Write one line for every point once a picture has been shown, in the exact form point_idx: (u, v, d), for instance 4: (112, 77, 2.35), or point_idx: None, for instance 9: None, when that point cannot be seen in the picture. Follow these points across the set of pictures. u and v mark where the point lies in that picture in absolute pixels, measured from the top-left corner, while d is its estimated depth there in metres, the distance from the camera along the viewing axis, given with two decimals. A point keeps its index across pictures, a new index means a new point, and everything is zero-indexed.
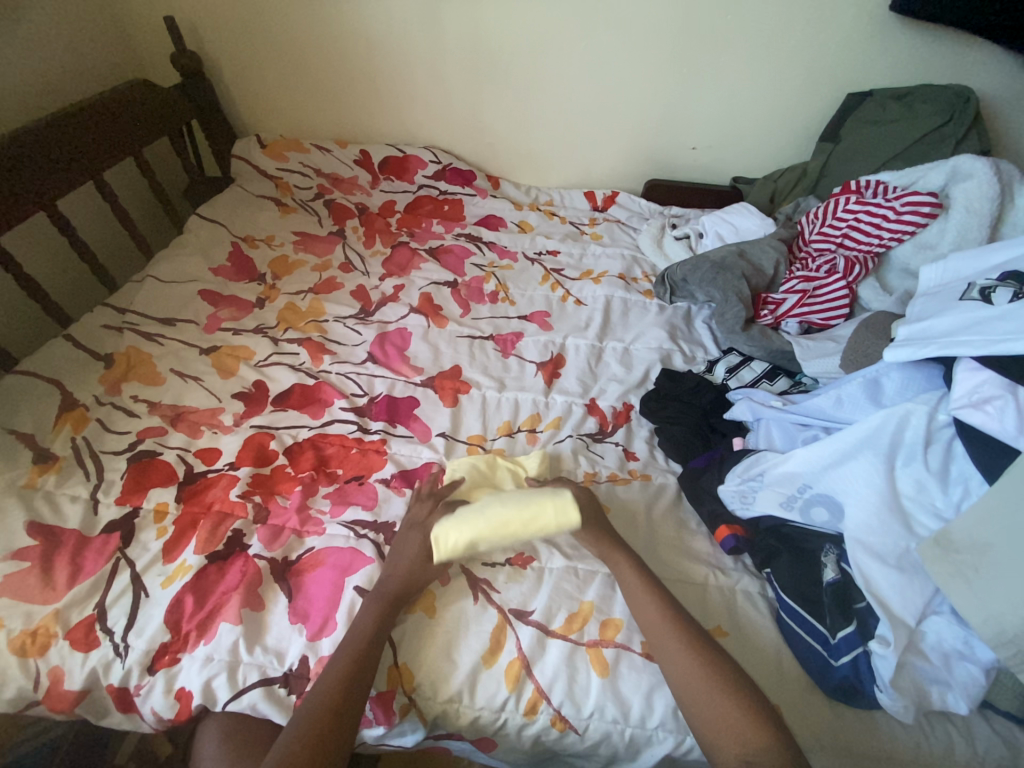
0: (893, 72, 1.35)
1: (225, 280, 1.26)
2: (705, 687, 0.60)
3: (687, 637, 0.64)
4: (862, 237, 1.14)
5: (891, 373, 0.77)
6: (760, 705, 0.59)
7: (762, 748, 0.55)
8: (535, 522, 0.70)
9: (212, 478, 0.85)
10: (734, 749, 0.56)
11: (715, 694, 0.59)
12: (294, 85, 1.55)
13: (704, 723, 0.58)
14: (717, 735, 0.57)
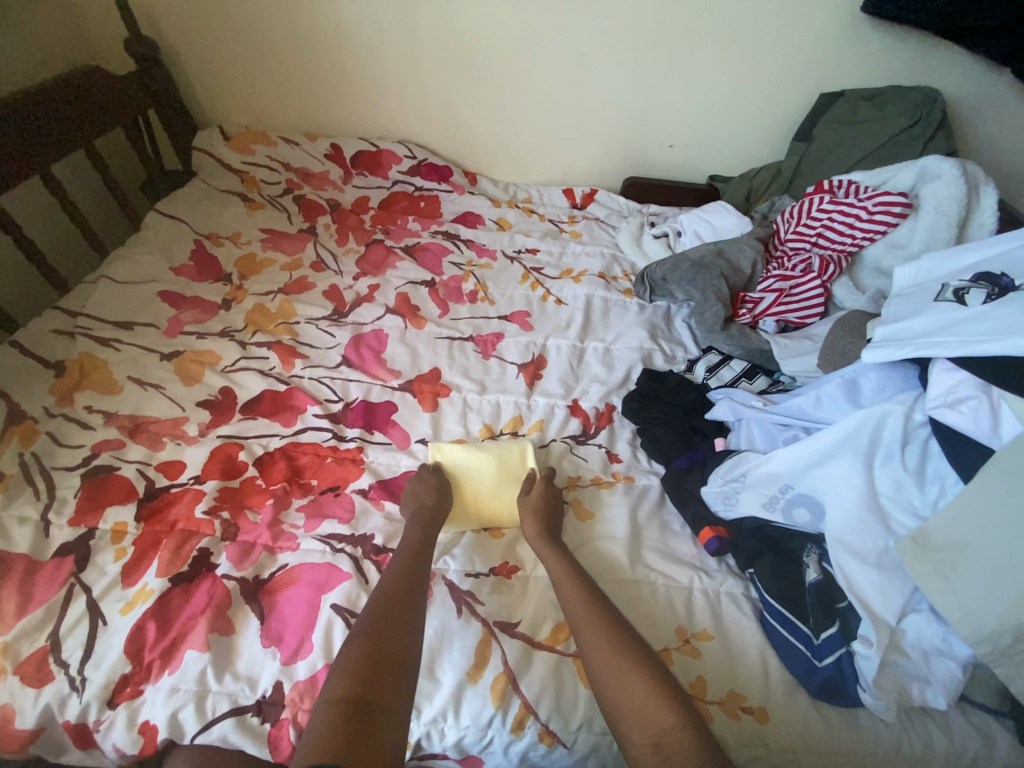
0: (864, 74, 1.37)
1: (187, 280, 1.19)
2: (614, 674, 0.59)
3: (609, 630, 0.62)
4: (836, 237, 1.16)
5: (869, 373, 0.78)
6: (670, 688, 0.58)
7: (668, 731, 0.54)
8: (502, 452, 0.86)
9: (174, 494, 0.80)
10: (642, 733, 0.55)
11: (623, 678, 0.58)
12: (259, 74, 1.47)
13: (613, 708, 0.57)
14: (627, 719, 0.56)
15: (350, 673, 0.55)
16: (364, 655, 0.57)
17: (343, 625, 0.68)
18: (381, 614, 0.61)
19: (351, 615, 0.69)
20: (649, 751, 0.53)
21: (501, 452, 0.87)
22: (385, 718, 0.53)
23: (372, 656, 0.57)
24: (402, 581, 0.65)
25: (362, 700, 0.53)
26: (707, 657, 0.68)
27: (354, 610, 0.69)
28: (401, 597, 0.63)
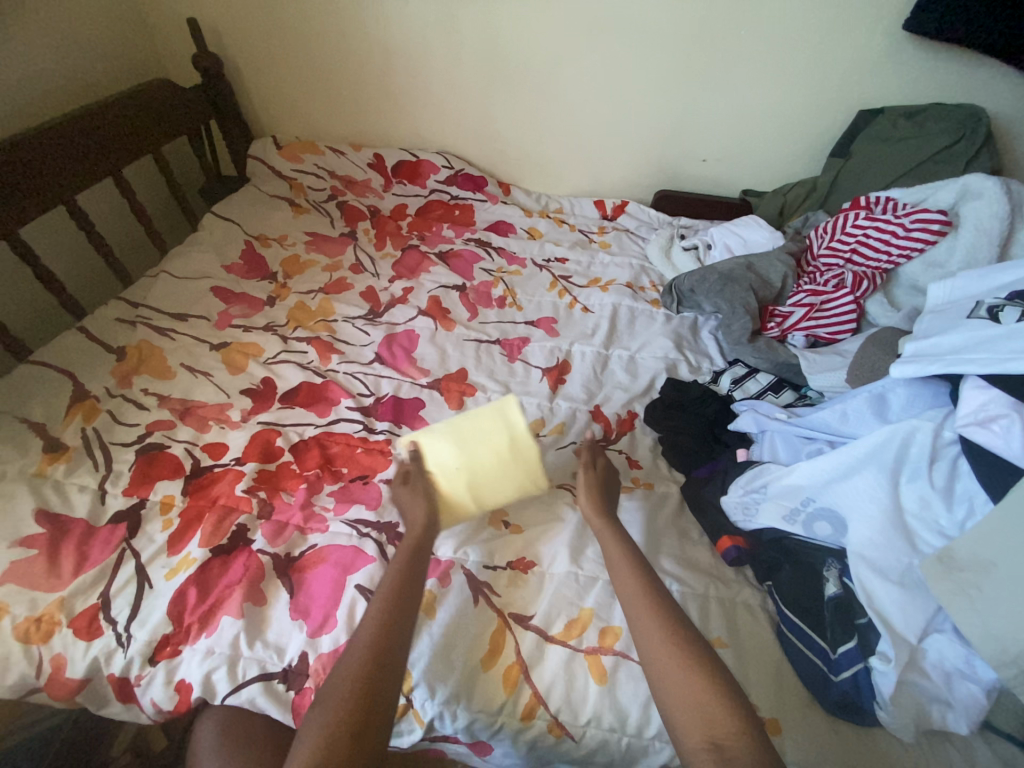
0: (903, 92, 1.36)
1: (237, 278, 1.28)
2: (672, 672, 0.55)
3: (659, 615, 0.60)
4: (871, 253, 1.15)
5: (898, 388, 0.77)
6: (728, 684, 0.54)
7: (731, 734, 0.50)
8: (484, 436, 0.77)
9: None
10: (699, 732, 0.51)
11: (686, 678, 0.54)
12: (312, 88, 1.58)
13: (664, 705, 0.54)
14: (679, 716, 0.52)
15: (313, 743, 0.51)
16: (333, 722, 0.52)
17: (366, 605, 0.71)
18: (351, 676, 0.56)
19: (373, 596, 0.72)
20: (706, 749, 0.50)
21: (487, 433, 0.77)
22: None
23: (337, 723, 0.52)
24: (383, 633, 0.60)
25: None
26: None
27: None
28: (374, 656, 0.57)
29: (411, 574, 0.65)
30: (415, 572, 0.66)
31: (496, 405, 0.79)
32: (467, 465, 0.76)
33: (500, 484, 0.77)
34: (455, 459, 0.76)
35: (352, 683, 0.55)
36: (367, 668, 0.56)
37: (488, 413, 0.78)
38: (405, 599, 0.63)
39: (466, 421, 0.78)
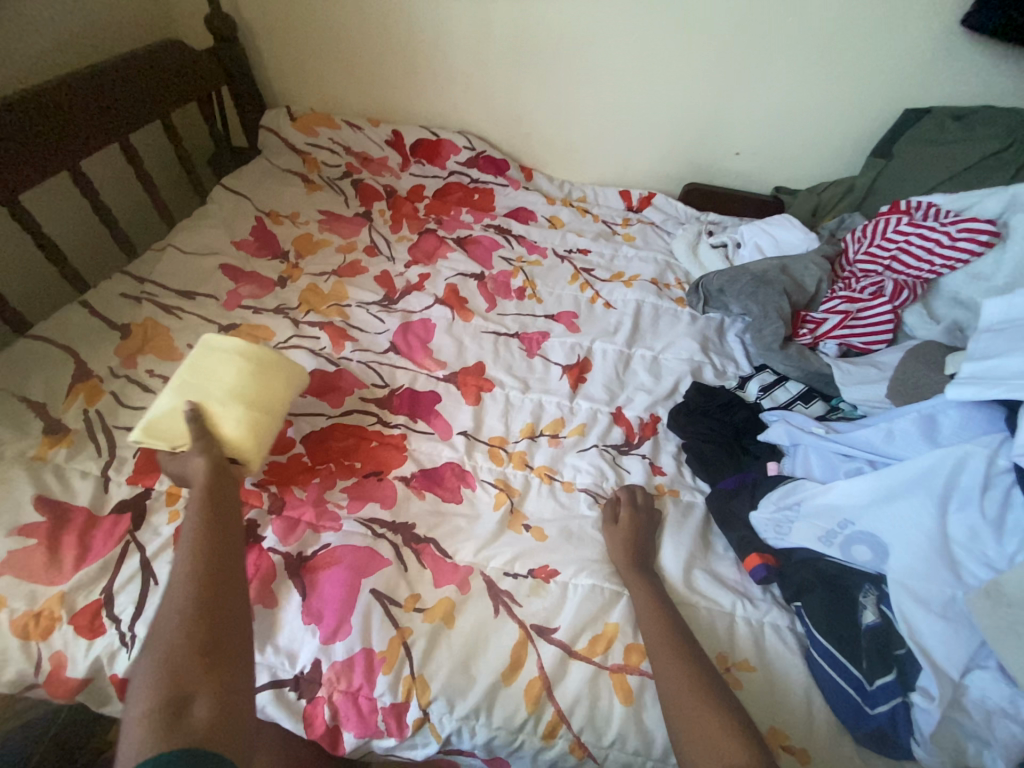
0: (954, 92, 1.29)
1: (246, 255, 1.23)
2: (685, 704, 0.58)
3: (673, 648, 0.63)
4: (913, 261, 1.10)
5: (949, 410, 0.73)
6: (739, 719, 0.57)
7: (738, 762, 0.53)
8: (203, 372, 0.80)
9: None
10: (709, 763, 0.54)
11: (695, 709, 0.58)
12: (329, 58, 1.50)
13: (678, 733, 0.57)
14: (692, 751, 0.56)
15: (151, 680, 0.48)
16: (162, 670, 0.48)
17: (382, 611, 0.68)
18: (180, 608, 0.53)
19: (390, 601, 0.69)
20: None
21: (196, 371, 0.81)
22: (210, 705, 0.47)
23: (178, 660, 0.49)
24: (205, 560, 0.57)
25: (175, 702, 0.46)
26: (749, 690, 0.66)
27: (393, 597, 0.70)
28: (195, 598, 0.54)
29: (215, 514, 0.62)
30: (223, 510, 0.63)
31: (202, 350, 0.84)
32: (222, 389, 0.78)
33: (270, 390, 0.82)
34: (203, 396, 0.77)
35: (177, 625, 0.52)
36: (198, 599, 0.54)
37: (203, 354, 0.83)
38: (213, 537, 0.60)
39: (192, 364, 0.81)
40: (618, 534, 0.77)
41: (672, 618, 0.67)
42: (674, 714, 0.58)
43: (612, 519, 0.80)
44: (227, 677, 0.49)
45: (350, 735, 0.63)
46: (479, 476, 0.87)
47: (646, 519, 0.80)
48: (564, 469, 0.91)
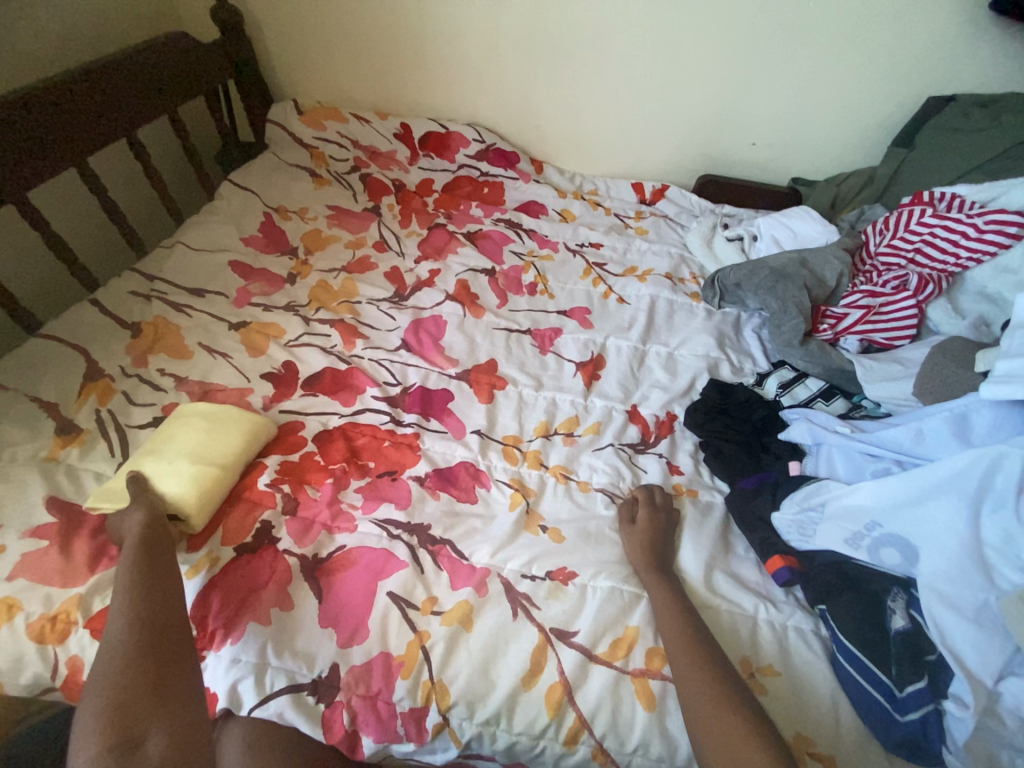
0: (980, 78, 1.25)
1: (255, 251, 1.22)
2: (708, 709, 0.58)
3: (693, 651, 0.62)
4: (937, 254, 1.06)
5: (982, 409, 0.71)
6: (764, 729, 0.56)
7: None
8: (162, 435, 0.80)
9: (209, 471, 0.76)
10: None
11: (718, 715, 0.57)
12: (335, 49, 1.47)
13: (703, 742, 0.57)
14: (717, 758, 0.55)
15: (98, 722, 0.51)
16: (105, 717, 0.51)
17: (400, 614, 0.67)
18: (123, 650, 0.55)
19: (408, 604, 0.68)
20: None
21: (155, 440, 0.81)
22: (162, 738, 0.51)
23: (125, 700, 0.52)
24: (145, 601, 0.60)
25: (124, 742, 0.50)
26: (774, 696, 0.64)
27: (409, 599, 0.69)
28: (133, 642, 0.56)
29: (148, 555, 0.64)
30: (155, 549, 0.65)
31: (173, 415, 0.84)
32: (176, 449, 0.78)
33: (223, 446, 0.79)
34: (160, 455, 0.77)
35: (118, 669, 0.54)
36: (141, 640, 0.57)
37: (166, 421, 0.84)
38: (146, 578, 0.62)
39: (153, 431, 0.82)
40: (637, 534, 0.76)
41: (694, 623, 0.66)
42: (696, 720, 0.58)
43: (629, 519, 0.79)
44: (175, 711, 0.53)
45: (369, 739, 0.62)
46: (493, 475, 0.86)
47: (665, 519, 0.78)
48: (579, 468, 0.89)
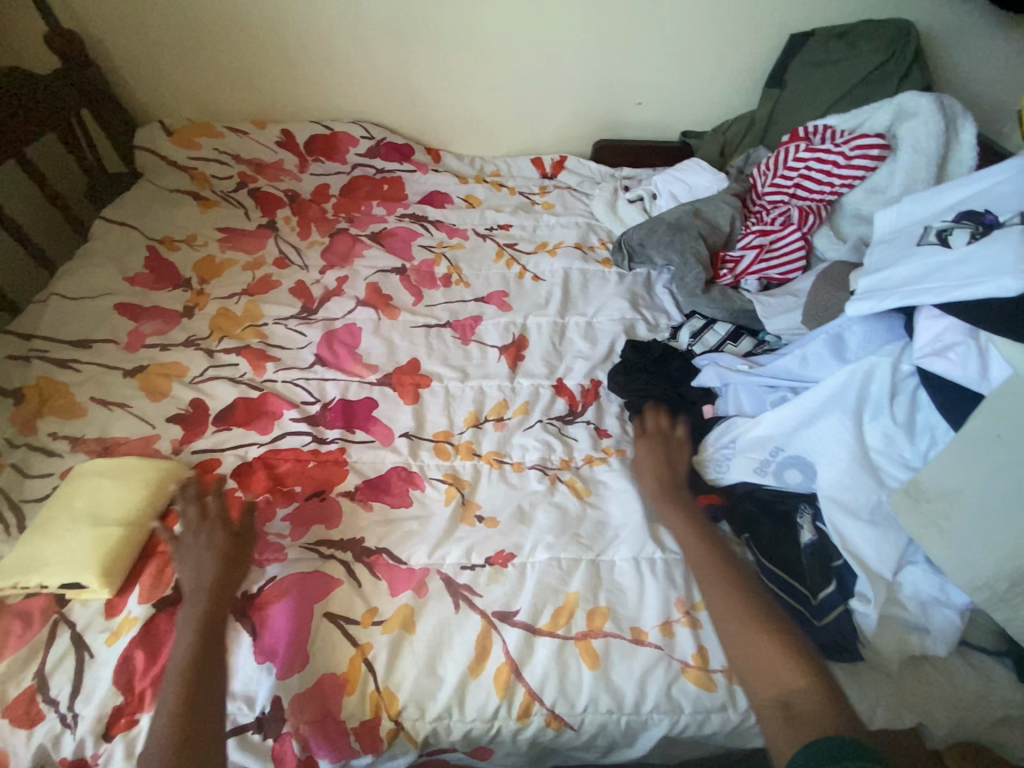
0: (833, 10, 1.31)
1: (144, 289, 1.14)
2: (740, 632, 0.58)
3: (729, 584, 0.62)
4: (814, 186, 1.12)
5: (853, 327, 0.76)
6: (801, 650, 0.55)
7: (798, 691, 0.52)
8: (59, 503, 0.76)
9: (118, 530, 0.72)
10: (769, 690, 0.53)
11: (751, 636, 0.57)
12: (196, 60, 1.38)
13: (727, 638, 0.59)
14: (750, 670, 0.56)
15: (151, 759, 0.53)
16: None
17: (340, 633, 0.67)
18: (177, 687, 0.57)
19: (346, 621, 0.68)
20: (773, 707, 0.52)
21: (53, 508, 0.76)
22: None
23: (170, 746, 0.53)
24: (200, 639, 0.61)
25: None
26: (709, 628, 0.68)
27: (348, 616, 0.68)
28: (193, 694, 0.57)
29: (220, 584, 0.65)
30: (230, 579, 0.67)
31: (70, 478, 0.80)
32: (76, 512, 0.75)
33: (125, 503, 0.75)
34: (60, 522, 0.74)
35: (181, 705, 0.56)
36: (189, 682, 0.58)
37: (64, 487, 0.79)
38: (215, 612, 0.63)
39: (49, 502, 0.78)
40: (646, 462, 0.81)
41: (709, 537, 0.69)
42: (731, 644, 0.58)
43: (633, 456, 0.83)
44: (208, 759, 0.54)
45: (325, 762, 0.62)
46: (426, 475, 0.85)
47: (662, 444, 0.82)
48: (512, 450, 0.90)
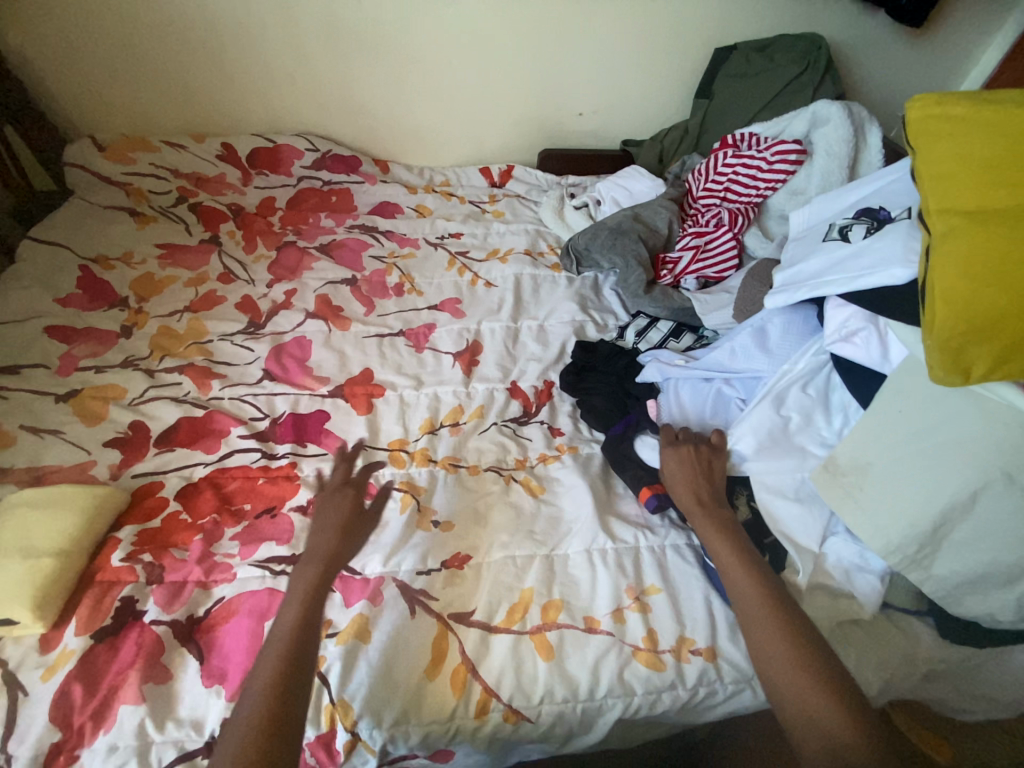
0: (751, 27, 1.40)
1: (77, 310, 1.09)
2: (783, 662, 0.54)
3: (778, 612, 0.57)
4: (742, 189, 1.19)
5: (773, 320, 0.82)
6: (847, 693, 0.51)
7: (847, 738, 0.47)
8: None
9: (51, 561, 0.69)
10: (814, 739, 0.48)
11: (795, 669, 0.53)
12: (126, 73, 1.34)
13: (783, 710, 0.52)
14: (795, 718, 0.50)
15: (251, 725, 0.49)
16: (253, 733, 0.48)
17: None
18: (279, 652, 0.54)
19: None
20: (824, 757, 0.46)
21: None
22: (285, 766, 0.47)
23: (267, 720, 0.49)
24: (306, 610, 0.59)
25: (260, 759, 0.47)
26: (658, 611, 0.71)
27: None
28: (291, 659, 0.54)
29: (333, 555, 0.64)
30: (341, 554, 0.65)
31: None
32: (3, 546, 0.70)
33: (57, 532, 0.72)
34: None
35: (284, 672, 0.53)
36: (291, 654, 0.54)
37: None
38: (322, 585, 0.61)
39: None
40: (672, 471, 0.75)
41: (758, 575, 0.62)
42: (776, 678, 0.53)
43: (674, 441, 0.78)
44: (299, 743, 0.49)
45: None
46: (381, 484, 0.85)
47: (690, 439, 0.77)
48: (468, 454, 0.91)
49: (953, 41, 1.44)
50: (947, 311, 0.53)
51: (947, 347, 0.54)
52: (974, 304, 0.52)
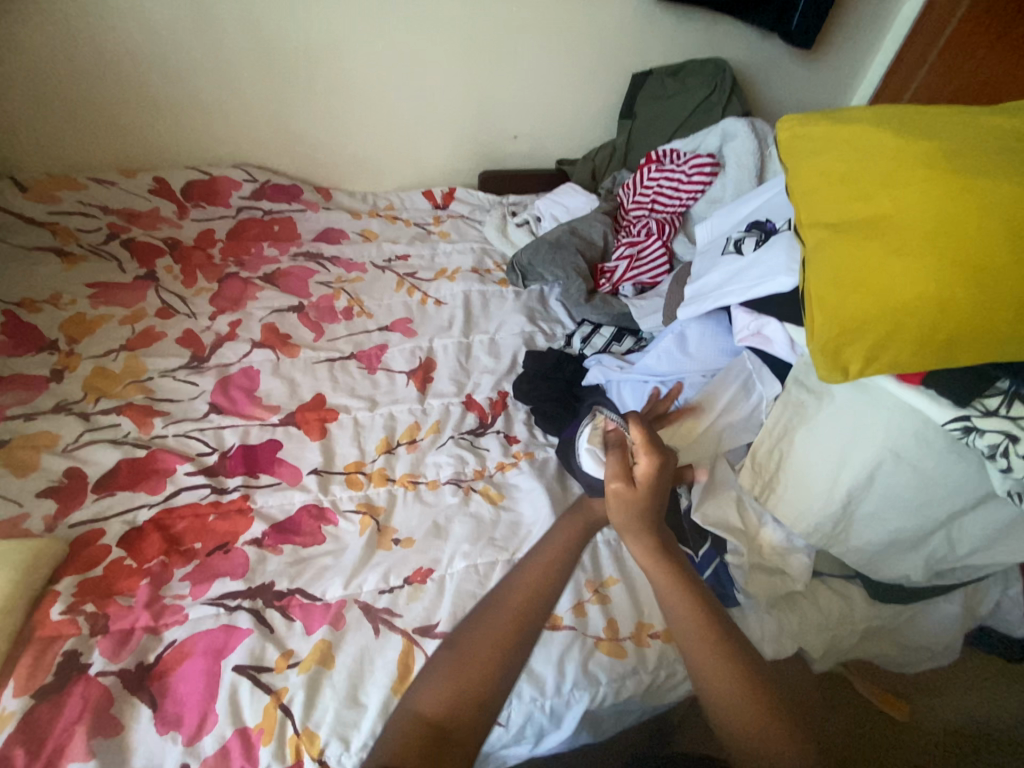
0: (663, 54, 1.53)
1: (0, 357, 1.03)
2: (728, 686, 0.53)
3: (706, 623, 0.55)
4: (667, 200, 1.29)
5: (691, 325, 0.88)
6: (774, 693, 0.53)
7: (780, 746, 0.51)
8: None
9: None
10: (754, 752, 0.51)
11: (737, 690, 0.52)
12: (45, 110, 1.30)
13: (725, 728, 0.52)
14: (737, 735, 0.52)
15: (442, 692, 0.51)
16: (460, 693, 0.51)
17: (251, 683, 0.65)
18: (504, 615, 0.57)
19: (258, 670, 0.66)
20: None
21: None
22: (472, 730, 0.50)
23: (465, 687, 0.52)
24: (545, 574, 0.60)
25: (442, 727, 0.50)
26: (616, 601, 0.74)
27: (260, 664, 0.66)
28: (514, 623, 0.56)
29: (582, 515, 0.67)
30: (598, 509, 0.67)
31: None
32: None
33: None
34: None
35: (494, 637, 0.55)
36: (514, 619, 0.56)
37: None
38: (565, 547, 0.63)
39: None
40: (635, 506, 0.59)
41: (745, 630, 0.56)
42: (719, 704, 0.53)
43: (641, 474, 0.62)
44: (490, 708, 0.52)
45: None
46: (338, 508, 0.85)
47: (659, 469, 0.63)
48: (426, 470, 0.92)
49: (837, 64, 1.62)
50: (823, 315, 0.63)
51: (827, 349, 0.62)
52: (841, 309, 0.61)
